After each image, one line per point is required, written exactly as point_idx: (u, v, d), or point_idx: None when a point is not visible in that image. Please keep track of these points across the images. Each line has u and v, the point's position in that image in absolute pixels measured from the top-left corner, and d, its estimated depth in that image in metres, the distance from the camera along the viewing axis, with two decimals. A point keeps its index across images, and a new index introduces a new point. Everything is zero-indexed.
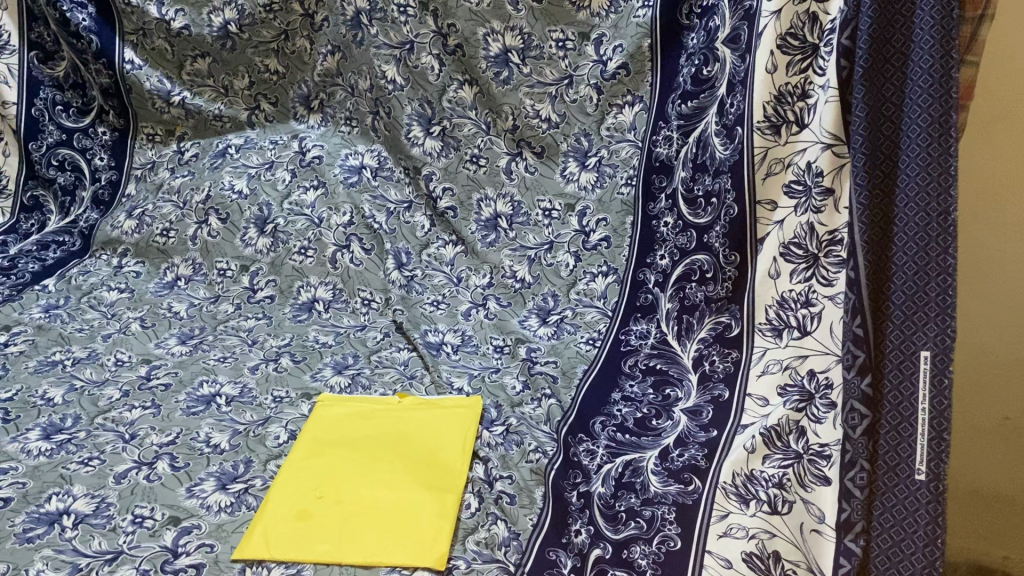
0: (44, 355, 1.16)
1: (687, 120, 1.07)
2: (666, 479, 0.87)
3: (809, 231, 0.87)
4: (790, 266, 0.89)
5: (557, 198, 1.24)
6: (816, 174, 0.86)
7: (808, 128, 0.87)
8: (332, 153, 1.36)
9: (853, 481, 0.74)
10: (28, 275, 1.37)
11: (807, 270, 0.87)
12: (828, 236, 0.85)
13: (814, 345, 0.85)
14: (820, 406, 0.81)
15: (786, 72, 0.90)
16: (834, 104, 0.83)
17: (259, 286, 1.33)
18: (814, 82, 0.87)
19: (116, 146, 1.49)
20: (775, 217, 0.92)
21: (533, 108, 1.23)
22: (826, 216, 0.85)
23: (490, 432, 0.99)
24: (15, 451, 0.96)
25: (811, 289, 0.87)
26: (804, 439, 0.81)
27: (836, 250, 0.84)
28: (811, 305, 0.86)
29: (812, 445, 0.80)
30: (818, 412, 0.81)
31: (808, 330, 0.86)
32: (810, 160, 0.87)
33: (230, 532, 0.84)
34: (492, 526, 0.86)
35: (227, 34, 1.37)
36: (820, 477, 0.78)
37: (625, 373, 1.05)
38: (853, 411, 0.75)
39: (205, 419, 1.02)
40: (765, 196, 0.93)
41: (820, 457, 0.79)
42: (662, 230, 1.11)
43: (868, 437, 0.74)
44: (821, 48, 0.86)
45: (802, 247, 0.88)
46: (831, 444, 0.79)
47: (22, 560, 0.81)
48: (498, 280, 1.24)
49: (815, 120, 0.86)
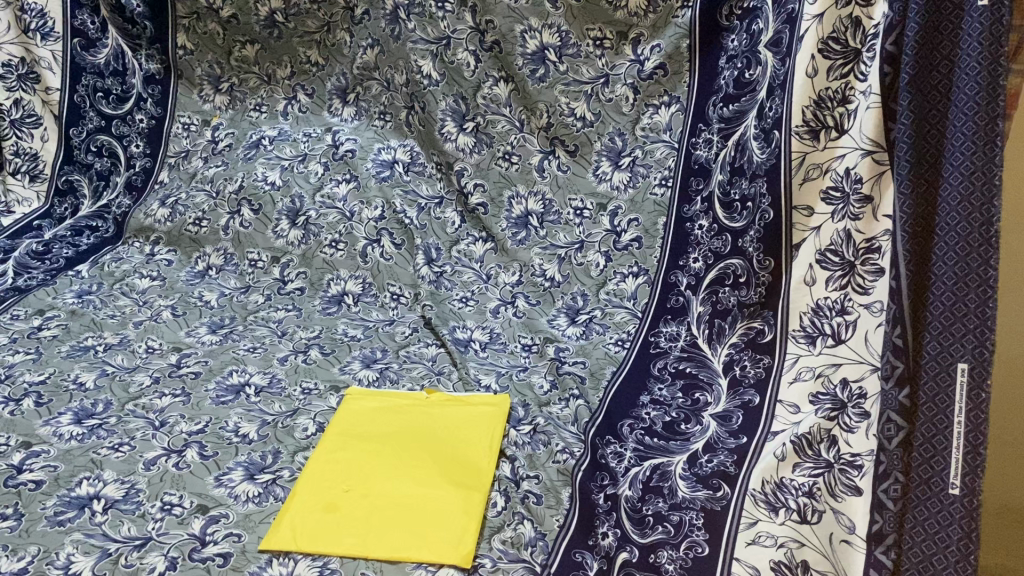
0: (77, 341, 1.17)
1: (728, 123, 1.07)
2: (694, 484, 0.87)
3: (845, 238, 0.86)
4: (826, 273, 0.88)
5: (588, 197, 1.23)
6: (854, 180, 0.85)
7: (847, 134, 0.87)
8: (365, 147, 1.35)
9: (886, 492, 0.73)
10: (62, 260, 1.38)
11: (843, 277, 0.86)
12: (866, 243, 0.84)
13: (847, 352, 0.84)
14: (853, 415, 0.80)
15: (827, 76, 0.89)
16: (877, 110, 0.82)
17: (289, 278, 1.33)
18: (855, 87, 0.86)
19: (153, 134, 1.50)
20: (811, 223, 0.91)
21: (568, 106, 1.23)
22: (863, 223, 0.84)
23: (517, 431, 0.98)
24: (47, 435, 0.97)
25: (845, 297, 0.86)
26: (835, 448, 0.80)
27: (872, 258, 0.83)
28: (845, 313, 0.85)
29: (843, 455, 0.79)
30: (850, 421, 0.80)
31: (841, 337, 0.85)
32: (848, 166, 0.87)
33: (258, 522, 0.84)
34: (518, 525, 0.86)
35: (274, 22, 1.39)
36: (851, 487, 0.77)
37: (654, 376, 1.04)
38: (889, 422, 0.74)
39: (234, 409, 1.03)
40: (802, 201, 0.92)
41: (850, 467, 0.78)
42: (696, 233, 1.10)
43: (903, 449, 0.73)
44: (864, 54, 0.85)
45: (838, 254, 0.87)
46: (862, 454, 0.78)
47: (53, 543, 0.82)
48: (528, 278, 1.24)
49: (854, 125, 0.85)
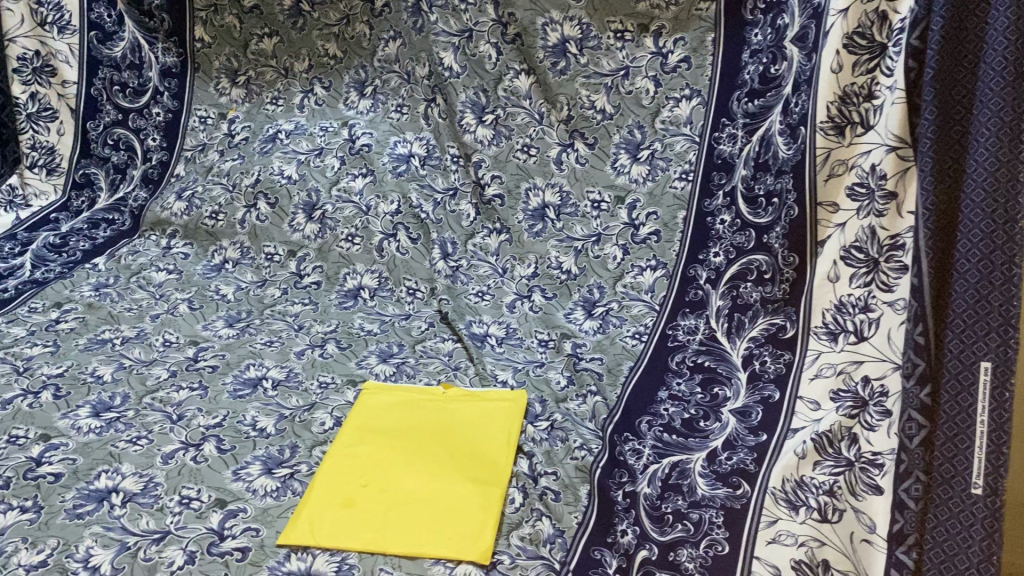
0: (94, 334, 1.17)
1: (753, 118, 1.07)
2: (714, 481, 0.86)
3: (870, 235, 0.86)
4: (850, 270, 0.88)
5: (606, 189, 1.23)
6: (878, 176, 0.85)
7: (872, 130, 0.87)
8: (382, 141, 1.35)
9: (908, 492, 0.73)
10: (79, 253, 1.39)
11: (867, 274, 0.86)
12: (890, 241, 0.83)
13: (869, 350, 0.83)
14: (874, 413, 0.79)
15: (852, 71, 0.89)
16: (901, 106, 0.82)
17: (305, 271, 1.33)
18: (880, 82, 0.86)
19: (170, 128, 1.50)
20: (835, 219, 0.91)
21: (589, 99, 1.22)
22: (888, 219, 0.84)
23: (534, 427, 0.98)
24: (65, 428, 0.97)
25: (869, 295, 0.85)
26: (856, 446, 0.79)
27: (896, 256, 0.83)
28: (868, 310, 0.85)
29: (864, 453, 0.78)
30: (871, 420, 0.79)
31: (864, 335, 0.84)
32: (873, 162, 0.86)
33: (276, 517, 0.84)
34: (536, 522, 0.85)
35: (299, 11, 1.39)
36: (872, 486, 0.76)
37: (672, 371, 1.03)
38: (910, 420, 0.74)
39: (252, 403, 1.02)
40: (826, 197, 0.92)
41: (872, 465, 0.77)
42: (717, 228, 1.10)
43: (925, 448, 0.73)
44: (888, 48, 0.85)
45: (863, 251, 0.87)
46: (884, 453, 0.77)
47: (72, 536, 0.82)
48: (544, 270, 1.24)
49: (880, 121, 0.85)
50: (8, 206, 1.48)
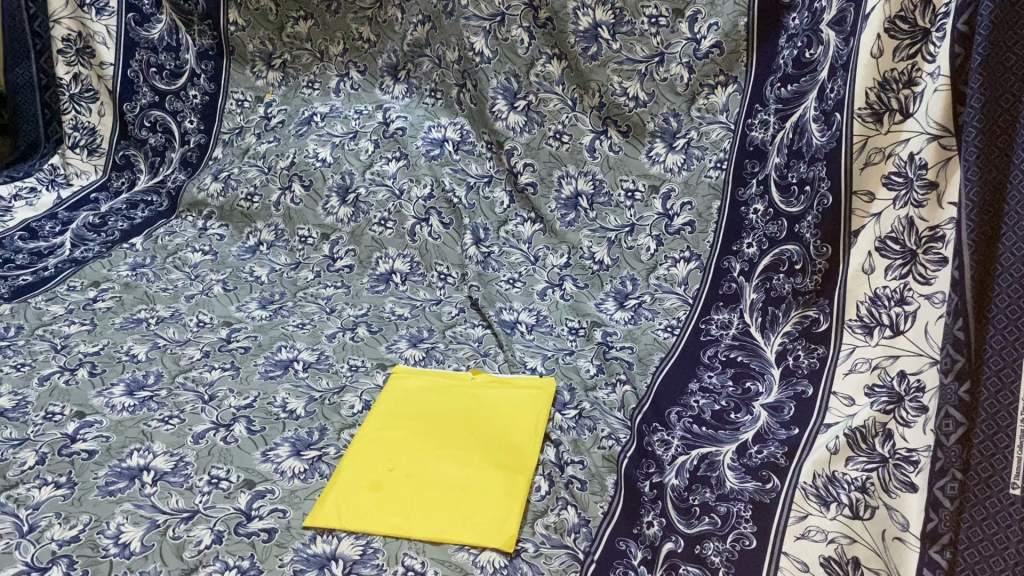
0: (130, 313, 1.19)
1: (786, 104, 1.06)
2: (743, 474, 0.85)
3: (907, 226, 0.84)
4: (886, 261, 0.86)
5: (640, 178, 1.22)
6: (918, 166, 0.83)
7: (912, 117, 0.85)
8: (415, 125, 1.35)
9: (943, 491, 0.70)
10: (117, 234, 1.40)
11: (903, 266, 0.84)
12: (929, 232, 0.82)
13: (906, 344, 0.81)
14: (910, 410, 0.77)
15: (893, 57, 0.88)
16: (945, 93, 0.81)
17: (338, 255, 1.33)
18: (922, 68, 0.85)
19: (207, 110, 1.52)
20: (872, 209, 0.89)
21: (621, 85, 1.22)
22: (927, 210, 0.82)
23: (563, 415, 0.97)
24: (100, 405, 0.99)
25: (905, 286, 0.83)
26: (890, 443, 0.77)
27: (935, 247, 0.81)
28: (904, 303, 0.83)
29: (898, 449, 0.76)
30: (906, 416, 0.77)
31: (900, 328, 0.82)
32: (912, 150, 0.85)
33: (303, 499, 0.85)
34: (562, 510, 0.85)
35: None
36: (907, 483, 0.73)
37: (704, 364, 1.02)
38: (948, 418, 0.72)
39: (283, 384, 1.03)
40: (863, 187, 0.91)
41: (906, 462, 0.75)
42: (751, 217, 1.10)
43: (962, 446, 0.70)
44: (933, 34, 0.84)
45: (899, 242, 0.85)
46: (920, 449, 0.74)
47: (104, 512, 0.83)
48: (576, 260, 1.23)
49: (921, 108, 0.84)
50: (51, 184, 1.52)
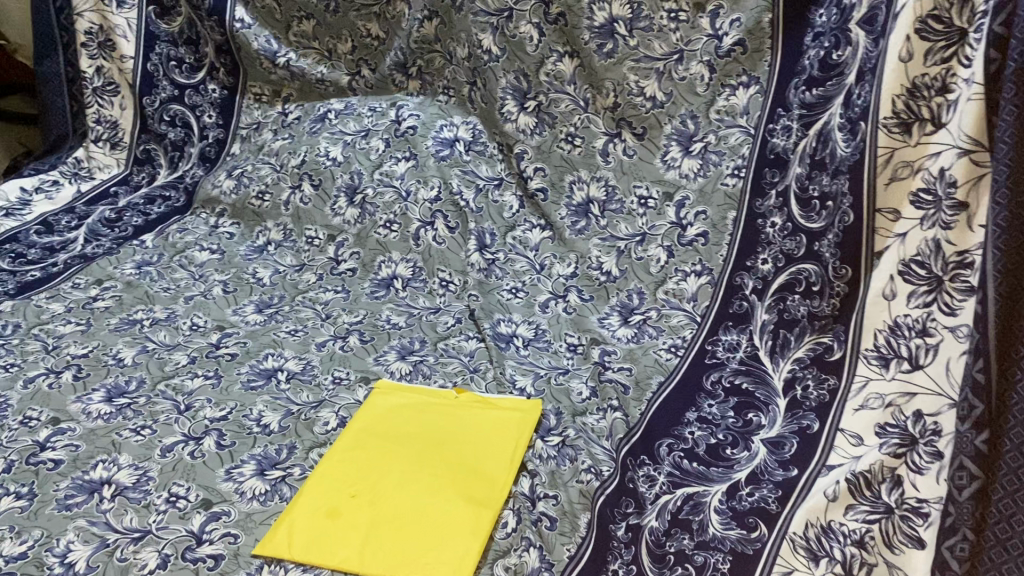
0: (127, 314, 1.17)
1: (809, 109, 0.96)
2: (728, 520, 0.78)
3: (933, 249, 0.75)
4: (909, 287, 0.77)
5: (654, 185, 1.15)
6: (948, 183, 0.74)
7: (944, 128, 0.75)
8: (427, 124, 1.29)
9: (951, 551, 0.64)
10: (130, 229, 1.40)
11: (927, 293, 0.75)
12: (957, 257, 0.72)
13: (925, 381, 0.72)
14: (923, 454, 0.69)
15: (924, 61, 0.78)
16: (978, 103, 0.70)
17: (343, 257, 1.30)
18: (958, 73, 0.75)
19: (224, 104, 1.52)
20: (897, 228, 0.80)
21: (638, 84, 1.13)
22: (955, 232, 0.73)
23: (544, 442, 0.92)
24: (76, 412, 0.97)
25: (929, 316, 0.74)
26: (898, 491, 0.70)
27: (963, 274, 0.72)
28: (926, 334, 0.74)
29: (906, 499, 0.69)
30: (919, 462, 0.69)
31: (919, 362, 0.74)
32: (942, 166, 0.75)
33: (257, 523, 0.81)
34: (524, 551, 0.80)
35: None
36: (914, 538, 0.67)
37: (705, 391, 0.95)
38: (962, 469, 0.64)
39: (261, 396, 1.00)
40: (887, 204, 0.81)
41: (914, 514, 0.68)
42: (767, 231, 1.01)
43: (977, 502, 0.62)
44: (971, 35, 0.74)
45: (925, 266, 0.75)
46: (931, 502, 0.67)
47: (56, 528, 0.81)
48: (583, 270, 1.17)
49: (954, 118, 0.74)
50: (73, 178, 1.52)
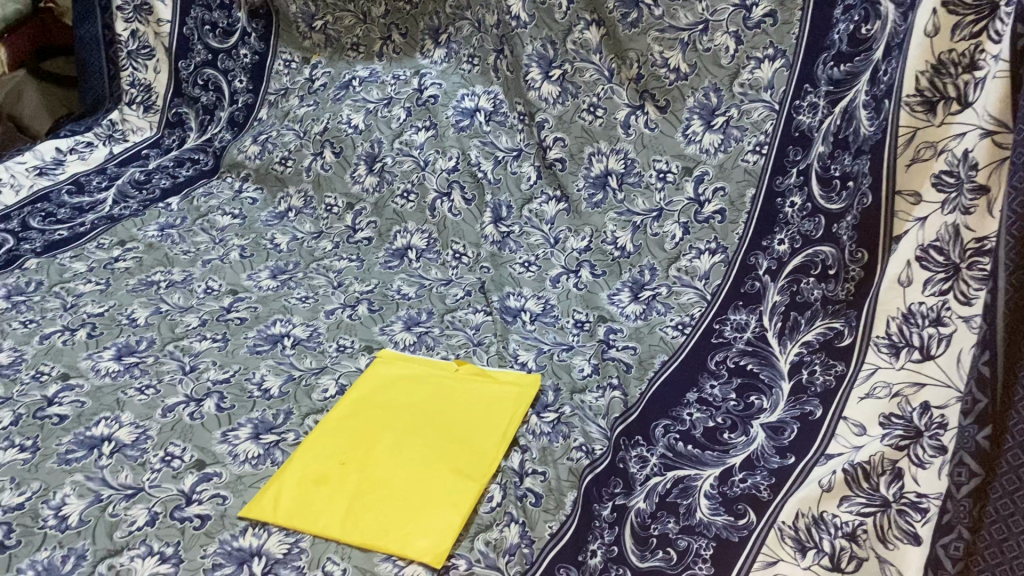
0: (146, 275, 1.19)
1: (837, 86, 0.91)
2: (716, 505, 0.76)
3: (952, 235, 0.71)
4: (925, 274, 0.73)
5: (674, 159, 1.11)
6: (969, 166, 0.70)
7: (969, 108, 0.71)
8: (449, 93, 1.28)
9: (946, 549, 0.62)
10: (158, 192, 1.42)
11: (945, 281, 0.70)
12: (975, 244, 0.68)
13: (936, 372, 0.68)
14: (927, 448, 0.66)
15: (951, 35, 0.73)
16: (1005, 80, 0.66)
17: (360, 226, 1.30)
18: (986, 49, 0.70)
19: (255, 70, 1.51)
20: (916, 212, 0.76)
21: (662, 55, 1.10)
22: (975, 218, 0.69)
23: (539, 418, 0.92)
24: (86, 369, 0.99)
25: (944, 306, 0.70)
26: (898, 485, 0.67)
27: (980, 262, 0.68)
28: (940, 323, 0.70)
29: (907, 493, 0.66)
30: (923, 455, 0.66)
31: (931, 352, 0.69)
32: (966, 147, 0.71)
33: (247, 486, 0.82)
34: (506, 527, 0.79)
35: None
36: (910, 533, 0.65)
37: (709, 371, 0.92)
38: (961, 465, 0.61)
39: (265, 360, 1.01)
40: (907, 186, 0.77)
41: (912, 509, 0.65)
42: (786, 211, 0.97)
43: (974, 500, 0.60)
44: (1002, 9, 0.69)
45: (943, 253, 0.71)
46: (931, 496, 0.64)
47: (54, 481, 0.83)
48: (597, 244, 1.15)
49: (979, 97, 0.70)
50: (107, 140, 1.55)
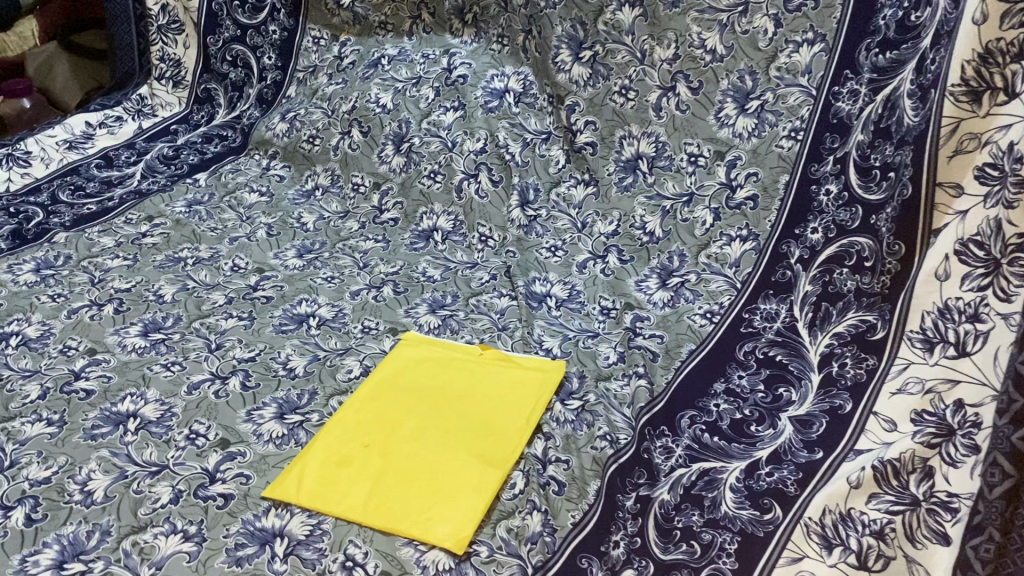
0: (173, 251, 1.19)
1: (880, 73, 0.89)
2: (742, 499, 0.75)
3: (993, 230, 0.70)
4: (964, 269, 0.72)
5: (707, 143, 1.09)
6: (1014, 158, 0.68)
7: (1017, 99, 0.70)
8: (478, 73, 1.27)
9: (976, 551, 0.62)
10: (186, 167, 1.42)
11: (984, 276, 0.70)
12: (1017, 239, 0.68)
13: (970, 370, 0.68)
14: (959, 446, 0.65)
15: (1000, 24, 0.71)
16: None
17: (386, 207, 1.30)
18: None
19: (284, 46, 1.50)
20: (957, 206, 0.74)
21: (700, 36, 1.08)
22: (1016, 213, 0.68)
23: (563, 406, 0.91)
24: (112, 345, 0.99)
25: (982, 302, 0.69)
26: (927, 484, 0.66)
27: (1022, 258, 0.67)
28: (978, 320, 0.69)
29: (937, 493, 0.65)
30: (954, 454, 0.65)
31: (966, 349, 0.69)
32: (1012, 140, 0.70)
33: (270, 466, 0.82)
34: (528, 515, 0.78)
35: None
36: (939, 533, 0.64)
37: (737, 362, 0.91)
38: (995, 465, 0.63)
39: (291, 340, 1.01)
40: (948, 178, 0.75)
41: (942, 509, 0.64)
42: (821, 199, 0.95)
43: (1007, 501, 0.61)
44: None
45: (983, 248, 0.70)
46: (962, 496, 0.64)
47: (80, 457, 0.83)
48: (625, 229, 1.14)
49: None
50: (136, 115, 1.55)
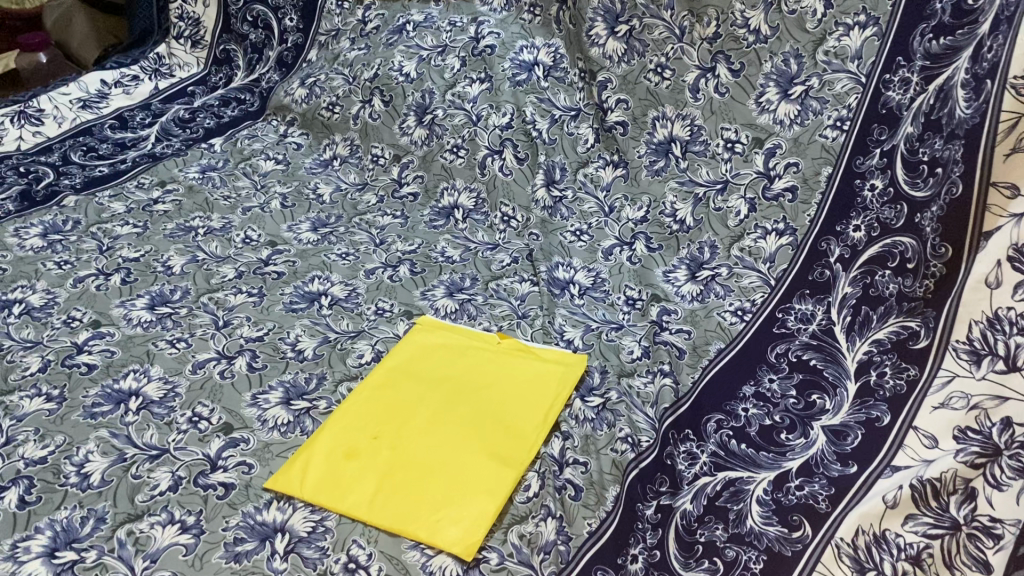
0: (184, 219, 1.16)
1: (933, 61, 0.82)
2: (769, 515, 0.71)
3: None
4: (1019, 277, 0.66)
5: (744, 128, 1.03)
6: None
7: None
8: (507, 44, 1.21)
9: None
10: (201, 131, 1.38)
11: None
12: None
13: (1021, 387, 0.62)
14: (1005, 468, 0.60)
15: None
16: None
17: (406, 180, 1.26)
18: None
19: (306, 8, 1.44)
20: (1012, 208, 0.68)
21: (744, 15, 1.02)
22: None
23: (583, 403, 0.86)
24: (118, 317, 0.96)
25: None
26: (970, 507, 0.61)
27: None
28: None
29: (979, 518, 0.60)
30: (1000, 476, 0.60)
31: (1016, 363, 0.63)
32: None
33: (274, 455, 0.79)
34: (542, 521, 0.74)
35: None
36: (980, 561, 0.59)
37: (768, 364, 0.86)
38: None
39: (301, 319, 0.97)
40: (1003, 177, 0.69)
41: (985, 535, 0.59)
42: (865, 195, 0.89)
43: None
44: None
45: None
46: (1007, 522, 0.59)
47: (78, 436, 0.80)
48: (654, 216, 1.08)
49: None
50: (153, 74, 1.51)
